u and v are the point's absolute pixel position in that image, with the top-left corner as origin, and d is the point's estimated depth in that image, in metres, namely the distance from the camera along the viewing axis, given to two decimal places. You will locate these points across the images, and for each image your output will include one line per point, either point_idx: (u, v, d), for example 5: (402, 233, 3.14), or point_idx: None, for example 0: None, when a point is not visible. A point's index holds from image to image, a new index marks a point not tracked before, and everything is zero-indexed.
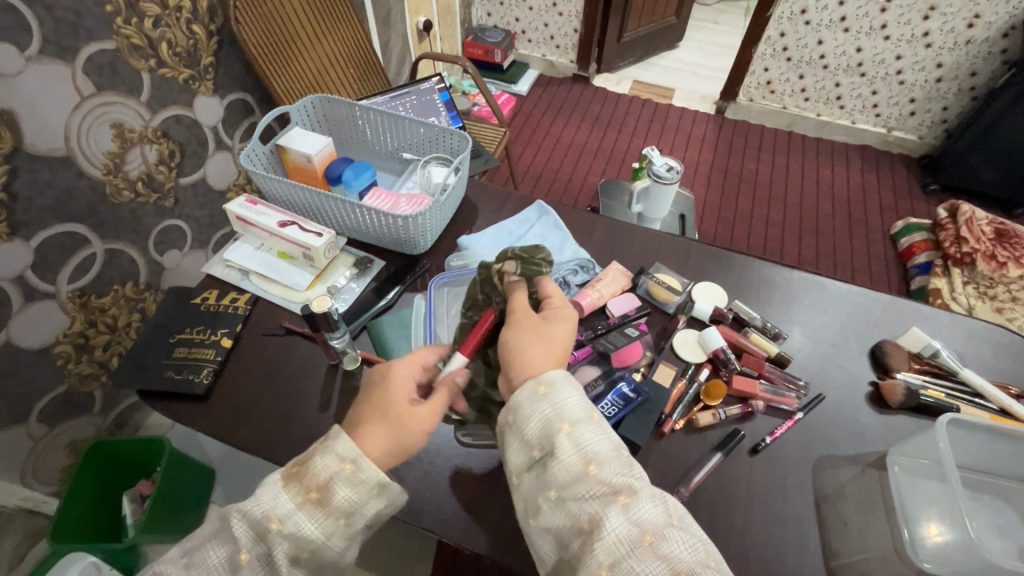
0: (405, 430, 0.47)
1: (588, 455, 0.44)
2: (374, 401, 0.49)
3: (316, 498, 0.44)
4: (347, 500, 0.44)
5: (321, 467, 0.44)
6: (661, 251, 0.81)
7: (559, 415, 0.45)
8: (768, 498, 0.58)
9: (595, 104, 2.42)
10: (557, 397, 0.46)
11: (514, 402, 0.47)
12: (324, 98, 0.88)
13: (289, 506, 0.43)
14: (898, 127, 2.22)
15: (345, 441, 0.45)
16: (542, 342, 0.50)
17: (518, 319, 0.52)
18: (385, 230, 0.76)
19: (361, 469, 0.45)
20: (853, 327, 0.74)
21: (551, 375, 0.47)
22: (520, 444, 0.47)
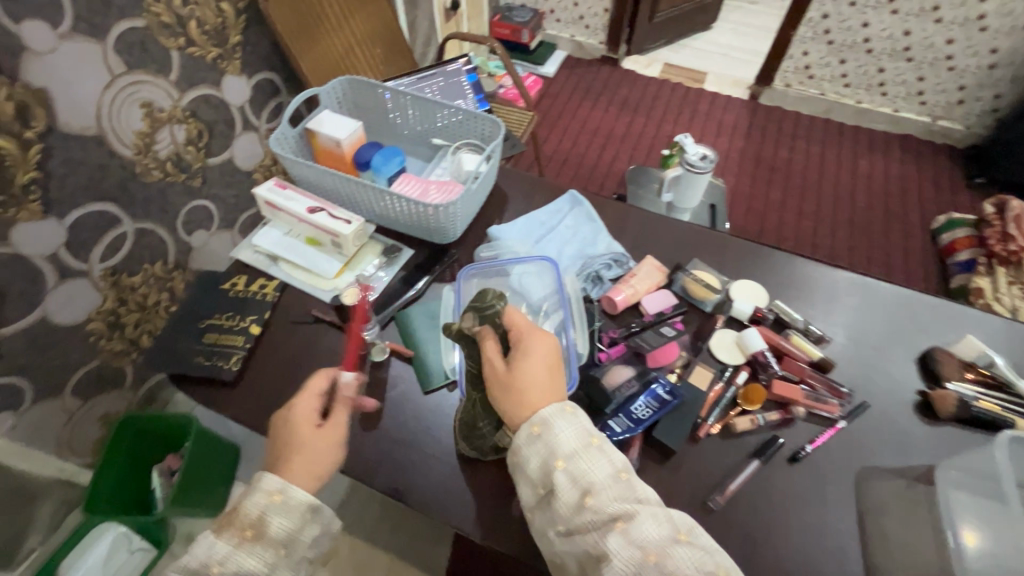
0: (314, 456, 0.53)
1: (585, 486, 0.44)
2: (282, 441, 0.54)
3: (251, 533, 0.48)
4: (283, 528, 0.49)
5: (253, 501, 0.50)
6: (698, 246, 0.78)
7: (554, 452, 0.46)
8: (804, 509, 0.57)
9: (624, 88, 2.35)
10: (551, 433, 0.46)
11: (514, 445, 0.47)
12: (353, 79, 0.86)
13: (225, 547, 0.48)
14: (944, 116, 2.11)
15: (268, 478, 0.51)
16: (515, 394, 0.49)
17: (489, 373, 0.51)
18: (414, 219, 0.75)
19: (289, 497, 0.50)
20: (901, 331, 0.70)
21: (543, 413, 0.47)
22: (526, 483, 0.47)
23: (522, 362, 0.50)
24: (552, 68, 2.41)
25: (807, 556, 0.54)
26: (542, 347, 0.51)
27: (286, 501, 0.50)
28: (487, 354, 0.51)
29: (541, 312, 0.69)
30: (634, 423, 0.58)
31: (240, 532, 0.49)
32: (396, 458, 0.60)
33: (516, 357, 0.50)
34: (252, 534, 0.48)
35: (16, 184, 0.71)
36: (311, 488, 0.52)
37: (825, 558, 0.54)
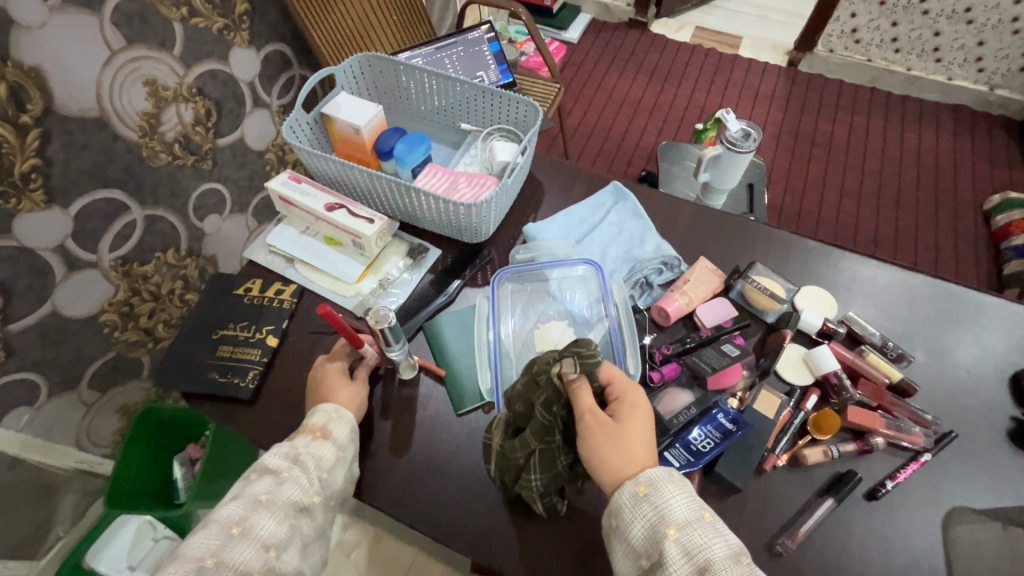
0: (356, 388, 0.56)
1: (702, 562, 0.40)
2: (318, 387, 0.56)
3: (319, 434, 0.51)
4: (343, 435, 0.52)
5: (314, 416, 0.53)
6: (757, 245, 0.70)
7: (664, 518, 0.43)
8: (888, 553, 0.51)
9: (652, 54, 2.20)
10: (660, 497, 0.44)
11: (615, 506, 0.45)
12: (371, 56, 0.76)
13: (300, 443, 0.50)
14: (1003, 85, 1.95)
15: (322, 407, 0.54)
16: (621, 449, 0.46)
17: (594, 424, 0.47)
18: (443, 217, 0.67)
19: (344, 414, 0.53)
20: (990, 348, 0.63)
21: (651, 474, 0.45)
22: (627, 552, 0.44)
23: (630, 415, 0.48)
24: (575, 33, 2.26)
25: None
26: (645, 403, 0.50)
27: (344, 416, 0.53)
28: (586, 404, 0.48)
29: (584, 323, 0.63)
30: (694, 457, 0.52)
31: (308, 433, 0.51)
32: (430, 487, 0.55)
33: (624, 410, 0.48)
34: (322, 434, 0.51)
35: (15, 173, 0.65)
36: (357, 413, 0.55)
37: None
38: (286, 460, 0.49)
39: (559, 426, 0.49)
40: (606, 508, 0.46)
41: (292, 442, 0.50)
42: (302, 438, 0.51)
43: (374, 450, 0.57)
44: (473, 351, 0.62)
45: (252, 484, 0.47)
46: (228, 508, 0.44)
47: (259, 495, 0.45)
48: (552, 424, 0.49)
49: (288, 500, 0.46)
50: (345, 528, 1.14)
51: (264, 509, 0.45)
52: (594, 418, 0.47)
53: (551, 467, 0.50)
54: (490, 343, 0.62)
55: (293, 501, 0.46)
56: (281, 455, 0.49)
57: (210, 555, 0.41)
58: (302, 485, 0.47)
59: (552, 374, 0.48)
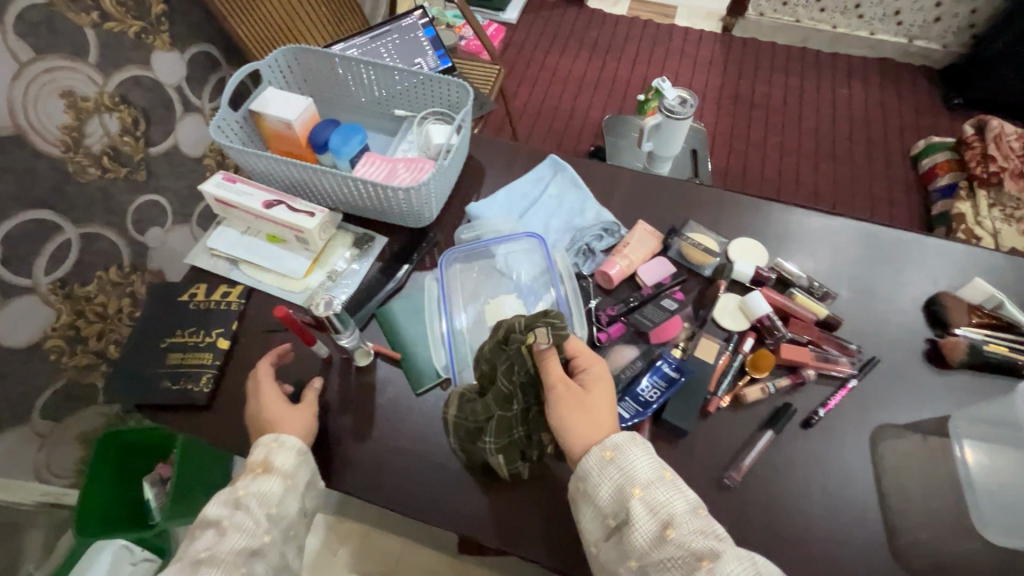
0: (297, 413, 0.55)
1: (665, 517, 0.43)
2: (255, 420, 0.55)
3: (261, 470, 0.51)
4: (286, 463, 0.52)
5: (256, 450, 0.52)
6: (691, 204, 0.73)
7: (629, 478, 0.45)
8: (825, 475, 0.55)
9: (592, 29, 2.23)
10: (625, 460, 0.46)
11: (582, 471, 0.47)
12: (296, 48, 0.75)
13: (243, 483, 0.50)
14: (921, 36, 2.06)
15: (262, 439, 0.53)
16: (584, 415, 0.49)
17: (561, 392, 0.50)
18: (385, 203, 0.68)
19: (285, 440, 0.53)
20: (905, 278, 0.68)
21: (615, 439, 0.47)
22: (595, 514, 0.46)
23: (596, 383, 0.51)
24: (514, 14, 2.25)
25: (832, 531, 0.52)
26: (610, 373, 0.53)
27: (285, 444, 0.52)
28: (555, 373, 0.51)
29: (532, 293, 0.65)
30: (642, 407, 0.55)
31: (251, 471, 0.51)
32: (396, 468, 0.57)
33: (591, 378, 0.51)
34: (264, 469, 0.51)
35: None
36: (302, 435, 0.54)
37: (843, 526, 0.53)
38: (228, 506, 0.49)
39: (519, 393, 0.52)
40: (572, 473, 0.49)
41: (234, 485, 0.51)
42: (242, 479, 0.51)
43: (336, 441, 0.58)
44: (427, 333, 0.63)
45: (197, 539, 0.47)
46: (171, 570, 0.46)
47: (199, 553, 0.46)
48: (512, 392, 0.52)
49: (233, 549, 0.47)
50: (331, 526, 1.14)
51: (205, 565, 0.45)
52: (562, 385, 0.50)
53: (509, 433, 0.53)
54: (443, 325, 0.63)
55: (241, 549, 0.47)
56: (222, 503, 0.49)
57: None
58: (247, 529, 0.48)
59: (523, 344, 0.50)
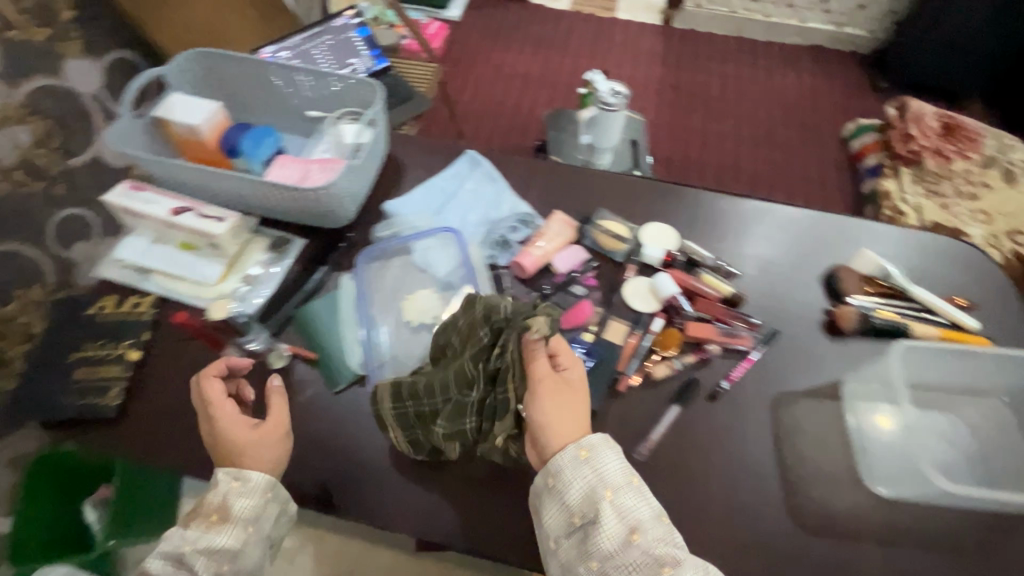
0: (263, 444, 0.53)
1: (633, 523, 0.46)
2: (219, 451, 0.52)
3: (217, 518, 0.50)
4: (246, 509, 0.50)
5: (215, 488, 0.51)
6: (605, 193, 0.75)
7: (602, 481, 0.47)
8: (729, 445, 0.58)
9: (535, 25, 2.24)
10: (599, 461, 0.48)
11: (554, 467, 0.48)
12: (203, 53, 0.74)
13: (197, 532, 0.50)
14: (848, 22, 2.15)
15: (223, 473, 0.51)
16: (564, 411, 0.51)
17: (547, 385, 0.51)
18: (299, 206, 0.68)
19: (248, 480, 0.51)
20: (806, 254, 0.71)
21: (592, 440, 0.49)
22: (561, 510, 0.47)
23: (579, 385, 0.52)
24: (456, 11, 2.25)
25: (735, 498, 0.55)
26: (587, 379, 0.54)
27: (247, 483, 0.51)
28: (541, 366, 0.52)
29: (448, 288, 0.66)
30: None
31: (207, 516, 0.50)
32: (315, 469, 0.57)
33: (574, 378, 0.53)
34: (219, 517, 0.50)
35: None
36: (269, 470, 0.52)
37: (746, 493, 0.56)
38: (170, 563, 0.49)
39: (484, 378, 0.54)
40: (542, 467, 0.49)
41: (187, 530, 0.50)
42: (197, 527, 0.50)
43: None
44: (344, 332, 0.63)
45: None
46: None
47: None
48: (476, 377, 0.54)
49: None
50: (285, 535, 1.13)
51: None
52: (547, 376, 0.52)
53: (459, 419, 0.54)
54: (361, 322, 0.64)
55: None
56: (171, 554, 0.49)
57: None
58: None
59: (517, 330, 0.51)
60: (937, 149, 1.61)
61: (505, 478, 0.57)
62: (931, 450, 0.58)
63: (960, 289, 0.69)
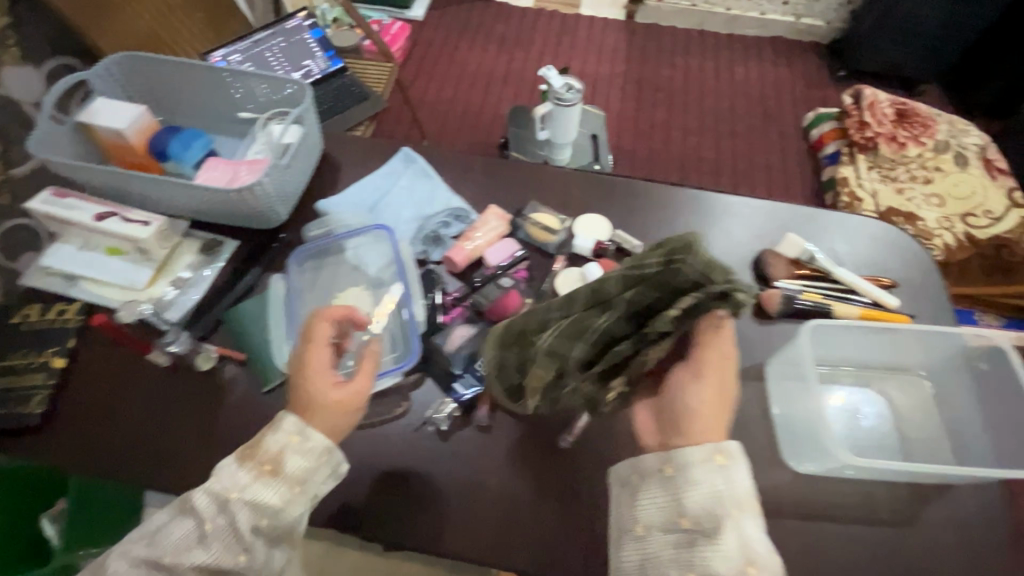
0: (339, 409, 0.50)
1: (750, 555, 0.42)
2: (304, 393, 0.50)
3: (269, 470, 0.47)
4: (299, 468, 0.48)
5: (274, 437, 0.48)
6: (541, 186, 0.76)
7: (732, 496, 0.44)
8: None
9: (499, 23, 2.25)
10: (733, 473, 0.45)
11: (684, 459, 0.45)
12: (129, 57, 0.73)
13: (246, 478, 0.47)
14: (806, 14, 2.18)
15: (291, 419, 0.49)
16: (708, 408, 0.47)
17: (711, 372, 0.47)
18: (229, 208, 0.67)
19: (308, 438, 0.48)
20: (737, 240, 0.73)
21: (731, 447, 0.45)
22: (671, 507, 0.45)
23: (724, 382, 0.48)
24: (420, 11, 2.24)
25: None
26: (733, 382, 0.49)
27: (308, 442, 0.48)
28: (704, 348, 0.48)
29: (379, 286, 0.66)
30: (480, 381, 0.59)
31: (258, 466, 0.47)
32: None
33: (721, 372, 0.48)
34: (270, 470, 0.47)
35: None
36: (333, 435, 0.50)
37: None
38: (214, 503, 0.46)
39: (623, 313, 0.48)
40: (665, 452, 0.47)
41: (240, 470, 0.47)
42: (249, 471, 0.47)
43: (175, 450, 0.57)
44: (271, 332, 0.63)
45: (172, 527, 0.46)
46: (124, 559, 0.44)
47: (161, 555, 0.44)
48: (616, 307, 0.48)
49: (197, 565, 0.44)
50: None
51: None
52: (701, 358, 0.48)
53: (573, 339, 0.49)
54: (291, 321, 0.64)
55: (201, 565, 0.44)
56: (211, 498, 0.46)
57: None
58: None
59: (707, 292, 0.46)
60: (892, 135, 1.63)
61: (428, 469, 0.56)
62: (848, 426, 0.60)
63: (885, 269, 0.71)
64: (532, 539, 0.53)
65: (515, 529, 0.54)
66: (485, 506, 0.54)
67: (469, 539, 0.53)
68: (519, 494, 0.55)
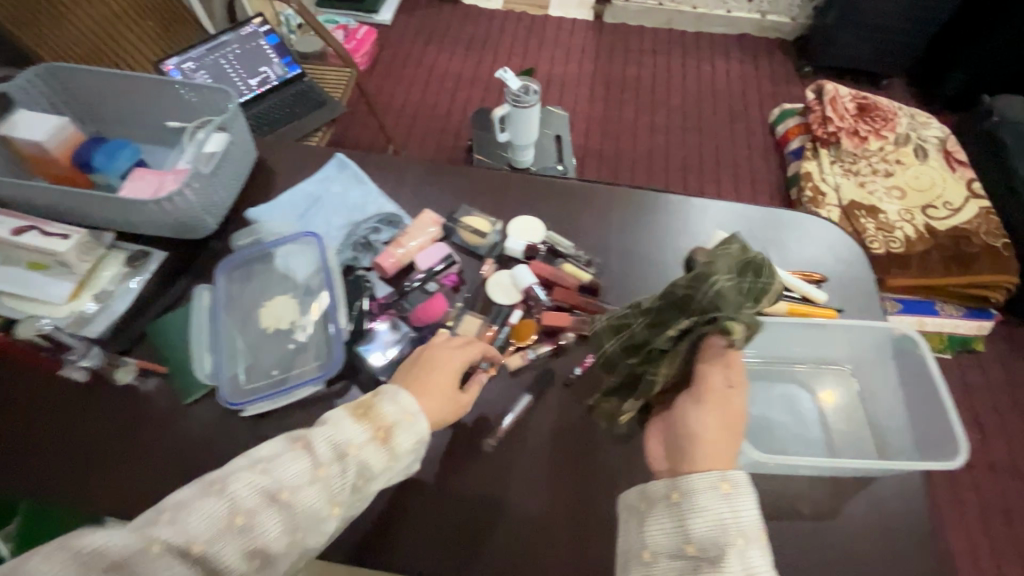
0: (444, 404, 0.53)
1: None
2: (419, 375, 0.54)
3: (381, 437, 0.48)
4: (405, 446, 0.49)
5: (388, 405, 0.50)
6: (476, 189, 0.76)
7: (737, 525, 0.44)
8: (580, 429, 0.59)
9: (467, 25, 2.24)
10: (737, 502, 0.45)
11: (692, 487, 0.46)
12: (54, 69, 0.72)
13: (362, 436, 0.48)
14: (771, 11, 2.19)
15: (408, 398, 0.51)
16: (719, 434, 0.48)
17: (715, 400, 0.49)
18: (152, 219, 0.66)
19: (417, 422, 0.50)
20: (670, 238, 0.73)
21: (737, 476, 0.46)
22: (679, 533, 0.45)
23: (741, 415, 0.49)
24: (387, 15, 2.24)
25: (579, 485, 0.56)
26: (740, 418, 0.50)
27: (414, 425, 0.50)
28: (710, 373, 0.49)
29: (307, 293, 0.65)
30: None
31: (374, 430, 0.49)
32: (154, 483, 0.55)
33: (732, 406, 0.49)
34: (383, 438, 0.48)
35: None
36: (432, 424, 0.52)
37: (590, 477, 0.56)
38: (331, 453, 0.47)
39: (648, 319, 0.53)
40: (673, 480, 0.47)
41: (358, 429, 0.48)
42: (365, 429, 0.48)
43: (91, 465, 0.56)
44: (193, 342, 0.62)
45: (284, 460, 0.45)
46: (243, 486, 0.43)
47: (267, 490, 0.44)
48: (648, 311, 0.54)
49: (302, 509, 0.44)
50: None
51: None
52: (707, 385, 0.49)
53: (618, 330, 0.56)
54: (215, 330, 0.63)
55: (305, 511, 0.44)
56: (330, 446, 0.47)
57: (155, 540, 0.40)
58: None
59: (706, 316, 0.47)
60: (853, 129, 1.65)
61: None
62: (773, 423, 0.60)
63: (817, 264, 0.72)
64: (450, 546, 0.53)
65: (433, 538, 0.53)
66: (402, 516, 0.54)
67: (386, 548, 0.52)
68: (438, 499, 0.55)
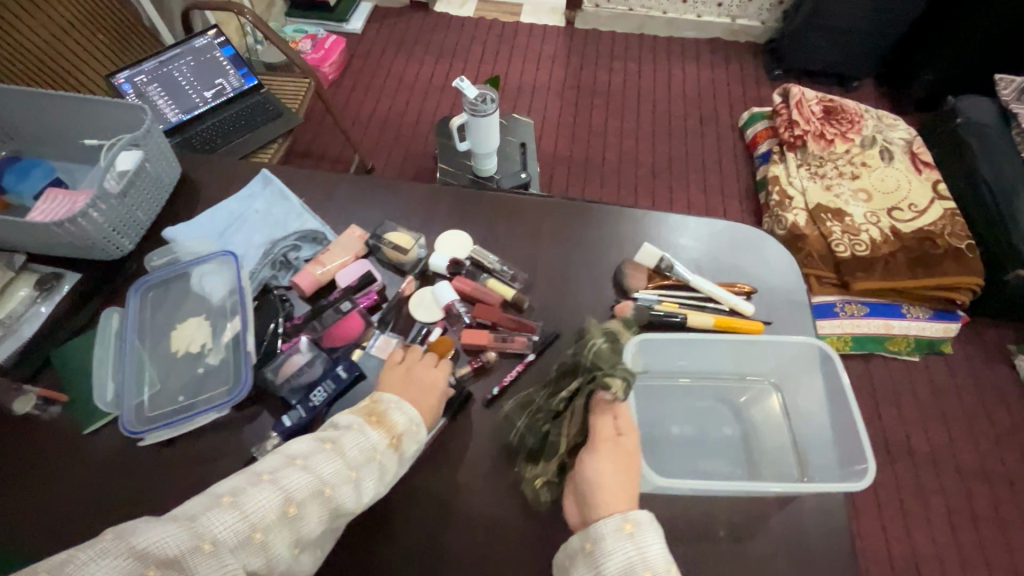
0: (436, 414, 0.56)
1: None
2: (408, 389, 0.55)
3: (394, 443, 0.51)
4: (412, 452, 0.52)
5: (400, 414, 0.52)
6: (404, 203, 0.74)
7: (642, 563, 0.43)
8: (494, 453, 0.57)
9: (438, 33, 2.24)
10: (643, 541, 0.43)
11: (595, 532, 0.44)
12: None
13: (379, 441, 0.50)
14: (741, 15, 2.20)
15: (409, 410, 0.53)
16: (617, 474, 0.48)
17: (608, 448, 0.49)
18: (60, 240, 0.64)
19: (418, 433, 0.53)
20: (601, 250, 0.71)
21: (638, 514, 0.45)
22: None
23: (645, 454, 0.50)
24: (357, 24, 2.23)
25: (490, 512, 0.54)
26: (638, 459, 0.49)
27: (417, 433, 0.53)
28: (603, 427, 0.51)
29: (222, 314, 0.63)
30: (307, 412, 0.57)
31: (389, 434, 0.51)
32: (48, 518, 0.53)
33: (628, 451, 0.49)
34: (395, 444, 0.51)
35: None
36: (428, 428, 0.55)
37: (501, 504, 0.55)
38: (360, 455, 0.49)
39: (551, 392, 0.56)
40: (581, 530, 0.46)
41: (376, 433, 0.51)
42: (381, 435, 0.51)
43: None
44: (99, 367, 0.60)
45: (317, 457, 0.47)
46: (291, 479, 0.45)
47: (306, 484, 0.46)
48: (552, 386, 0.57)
49: (336, 504, 0.47)
50: None
51: None
52: (602, 436, 0.50)
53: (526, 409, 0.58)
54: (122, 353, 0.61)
55: (336, 505, 0.47)
56: (358, 448, 0.49)
57: (207, 537, 0.41)
58: None
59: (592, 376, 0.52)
60: (819, 132, 1.64)
61: None
62: (692, 443, 0.59)
63: (749, 275, 0.71)
64: None
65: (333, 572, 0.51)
66: None
67: None
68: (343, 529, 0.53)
